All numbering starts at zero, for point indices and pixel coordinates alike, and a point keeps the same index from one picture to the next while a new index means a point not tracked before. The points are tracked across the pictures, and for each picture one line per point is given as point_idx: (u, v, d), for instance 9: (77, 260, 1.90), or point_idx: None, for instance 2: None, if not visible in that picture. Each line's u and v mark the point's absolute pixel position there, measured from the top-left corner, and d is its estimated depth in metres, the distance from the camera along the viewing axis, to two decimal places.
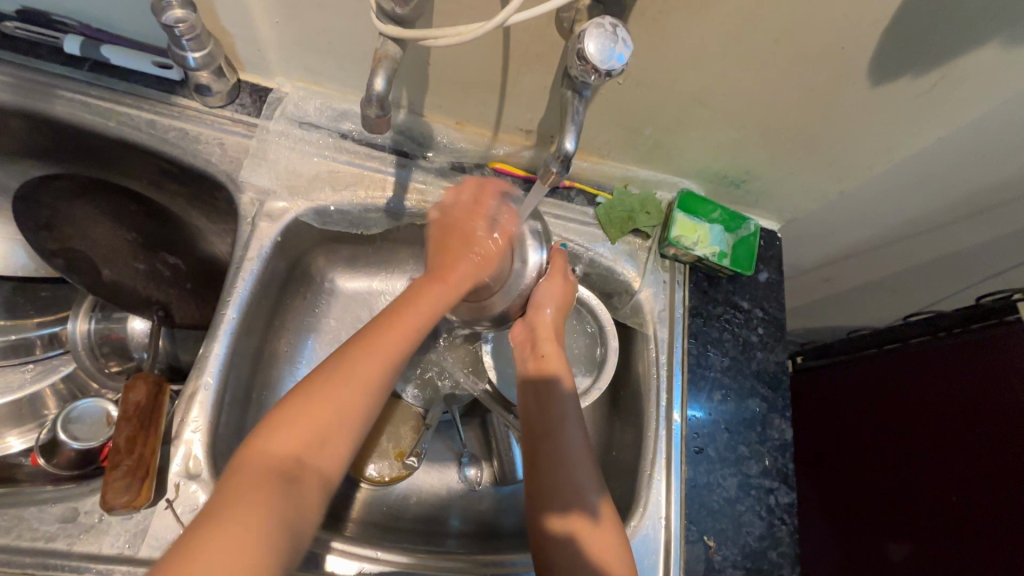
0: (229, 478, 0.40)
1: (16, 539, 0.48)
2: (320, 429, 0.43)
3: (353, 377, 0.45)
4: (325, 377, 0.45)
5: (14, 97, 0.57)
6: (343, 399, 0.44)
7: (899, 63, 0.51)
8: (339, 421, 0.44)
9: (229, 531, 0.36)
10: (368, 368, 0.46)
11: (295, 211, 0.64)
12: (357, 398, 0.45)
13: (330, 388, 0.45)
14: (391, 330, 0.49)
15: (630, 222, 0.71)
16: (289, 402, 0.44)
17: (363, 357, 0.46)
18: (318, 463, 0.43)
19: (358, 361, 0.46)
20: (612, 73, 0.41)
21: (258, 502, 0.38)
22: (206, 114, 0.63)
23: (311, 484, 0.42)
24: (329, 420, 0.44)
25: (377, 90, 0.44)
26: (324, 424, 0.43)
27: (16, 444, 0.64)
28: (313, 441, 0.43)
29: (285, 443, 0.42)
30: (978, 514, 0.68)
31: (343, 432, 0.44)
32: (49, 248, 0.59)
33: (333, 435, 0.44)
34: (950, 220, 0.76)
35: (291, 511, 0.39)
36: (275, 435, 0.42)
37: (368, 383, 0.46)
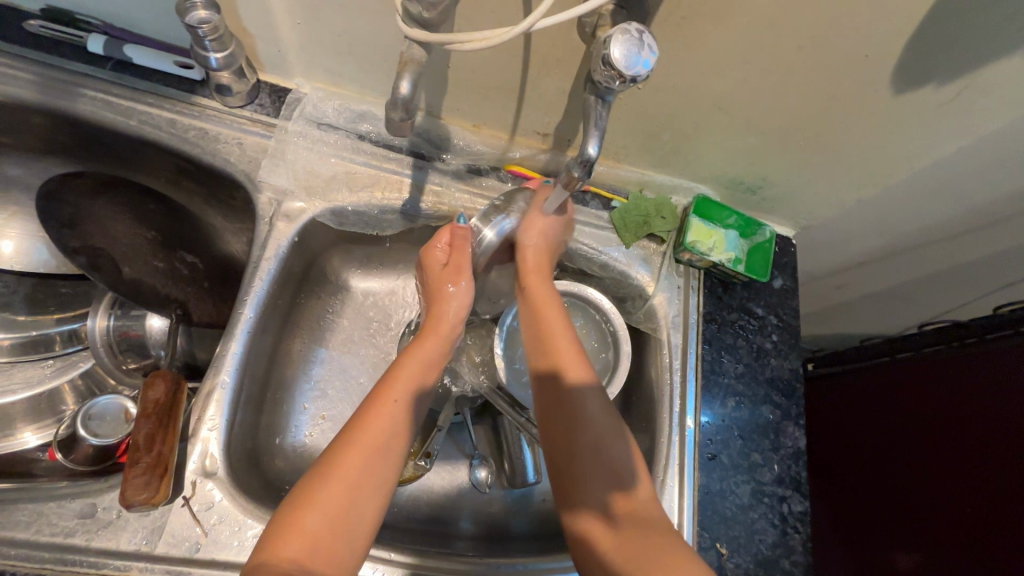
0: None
1: (36, 533, 0.49)
2: (315, 540, 0.45)
3: (338, 479, 0.48)
4: (319, 473, 0.48)
5: (38, 95, 0.58)
6: (334, 506, 0.46)
7: (922, 72, 0.51)
8: (332, 528, 0.46)
9: None
10: (354, 468, 0.48)
11: (312, 212, 0.64)
12: (358, 479, 0.48)
13: (318, 497, 0.47)
14: (379, 404, 0.52)
15: (645, 227, 0.71)
16: (282, 516, 0.46)
17: (347, 459, 0.49)
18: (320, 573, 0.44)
19: (342, 464, 0.48)
20: (637, 79, 0.41)
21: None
22: (225, 113, 0.63)
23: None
24: (323, 530, 0.45)
25: (402, 93, 0.44)
26: (317, 534, 0.45)
27: (32, 440, 0.64)
28: (311, 550, 0.44)
29: (286, 556, 0.43)
30: (989, 525, 0.67)
31: (341, 539, 0.46)
32: (71, 246, 0.59)
33: (329, 543, 0.45)
34: (968, 229, 0.75)
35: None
36: (273, 546, 0.44)
37: (359, 484, 0.48)
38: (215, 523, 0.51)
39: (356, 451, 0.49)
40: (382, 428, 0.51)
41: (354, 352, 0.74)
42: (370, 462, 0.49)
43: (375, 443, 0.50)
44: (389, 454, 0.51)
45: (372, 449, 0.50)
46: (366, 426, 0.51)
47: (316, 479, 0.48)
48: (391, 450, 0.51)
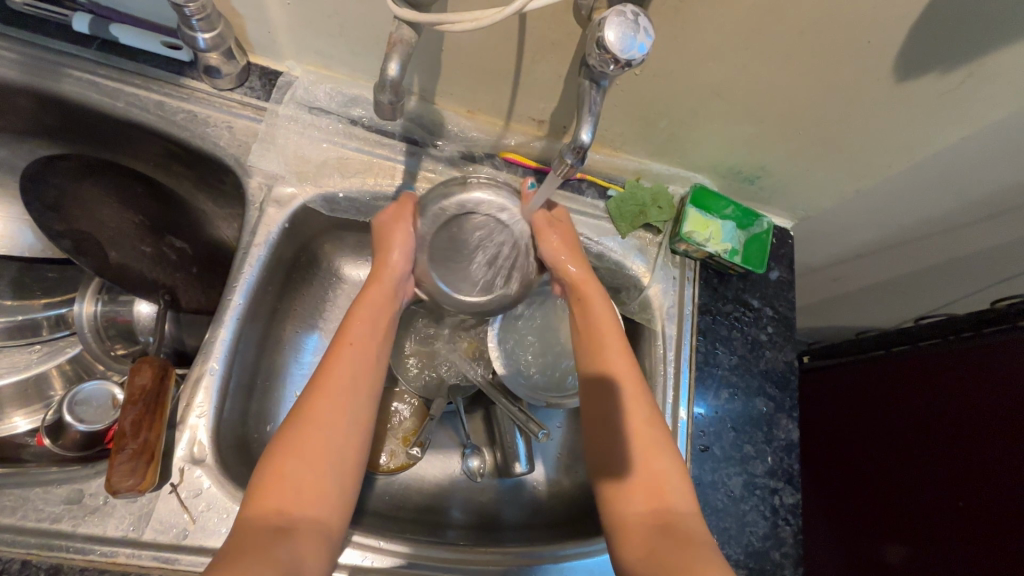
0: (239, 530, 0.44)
1: (21, 519, 0.48)
2: (297, 484, 0.46)
3: (314, 421, 0.49)
4: (296, 417, 0.50)
5: (22, 75, 0.57)
6: (308, 448, 0.48)
7: (925, 60, 0.50)
8: (312, 472, 0.47)
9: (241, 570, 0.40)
10: (326, 413, 0.50)
11: (303, 198, 0.64)
12: (331, 420, 0.50)
13: (298, 445, 0.48)
14: (340, 349, 0.54)
15: (641, 216, 0.70)
16: (264, 467, 0.47)
17: (319, 403, 0.50)
18: (309, 514, 0.46)
19: (315, 409, 0.50)
20: (632, 63, 0.40)
21: (258, 559, 0.41)
22: (215, 96, 0.62)
23: (310, 535, 0.45)
24: (307, 471, 0.47)
25: (390, 75, 0.43)
26: (301, 476, 0.47)
27: (22, 424, 0.64)
28: (297, 495, 0.46)
29: (273, 503, 0.45)
30: (984, 525, 0.66)
31: (326, 479, 0.48)
32: (55, 229, 0.59)
33: (310, 486, 0.47)
34: (966, 222, 0.74)
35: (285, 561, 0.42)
36: (257, 498, 0.45)
37: (331, 426, 0.49)
38: (203, 509, 0.51)
39: (327, 397, 0.50)
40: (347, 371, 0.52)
41: None
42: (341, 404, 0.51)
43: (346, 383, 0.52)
44: (364, 394, 0.52)
45: (341, 392, 0.51)
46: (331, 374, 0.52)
47: (290, 429, 0.49)
48: (360, 388, 0.52)
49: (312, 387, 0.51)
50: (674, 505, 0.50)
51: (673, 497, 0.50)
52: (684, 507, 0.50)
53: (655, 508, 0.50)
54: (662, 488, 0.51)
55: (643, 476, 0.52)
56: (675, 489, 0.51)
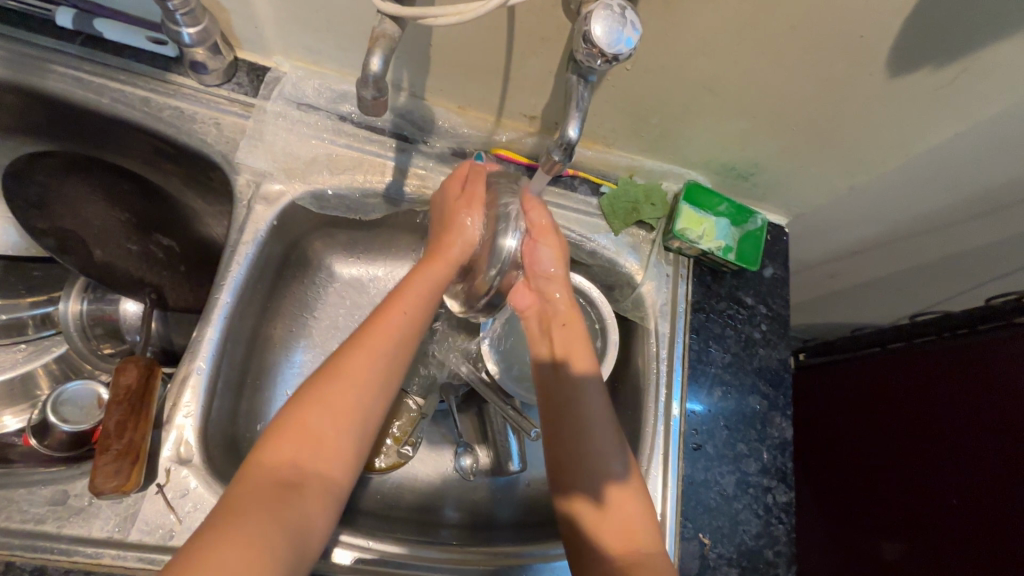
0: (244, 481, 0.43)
1: (5, 520, 0.48)
2: (314, 441, 0.45)
3: (342, 376, 0.48)
4: (324, 372, 0.48)
5: (5, 71, 0.56)
6: (333, 402, 0.47)
7: (919, 54, 0.49)
8: (332, 428, 0.46)
9: (241, 531, 0.38)
10: (358, 370, 0.49)
11: (291, 195, 0.63)
12: (361, 378, 0.49)
13: (321, 403, 0.47)
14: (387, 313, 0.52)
15: (634, 213, 0.69)
16: (285, 419, 0.46)
17: (351, 367, 0.49)
18: (320, 472, 0.45)
19: (348, 372, 0.48)
20: (619, 58, 0.40)
21: (262, 514, 0.40)
22: (202, 92, 0.61)
23: (318, 494, 0.44)
24: (326, 430, 0.46)
25: (373, 70, 0.42)
26: (319, 434, 0.46)
27: (11, 423, 0.64)
28: (311, 447, 0.45)
29: (287, 456, 0.44)
30: (977, 525, 0.66)
31: (342, 444, 0.47)
32: (39, 227, 0.58)
33: (326, 445, 0.46)
34: (961, 218, 0.74)
35: (289, 518, 0.41)
36: (272, 446, 0.44)
37: (361, 385, 0.48)
38: (190, 510, 0.51)
39: (359, 358, 0.49)
40: (388, 341, 0.51)
41: (337, 339, 0.73)
42: (370, 373, 0.49)
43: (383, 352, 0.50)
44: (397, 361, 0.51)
45: (379, 355, 0.50)
46: (368, 336, 0.50)
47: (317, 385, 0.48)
48: (397, 355, 0.51)
49: (352, 346, 0.50)
50: (642, 545, 0.51)
51: (643, 540, 0.51)
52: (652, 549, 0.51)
53: (626, 549, 0.51)
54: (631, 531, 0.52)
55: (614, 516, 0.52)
56: (645, 529, 0.52)
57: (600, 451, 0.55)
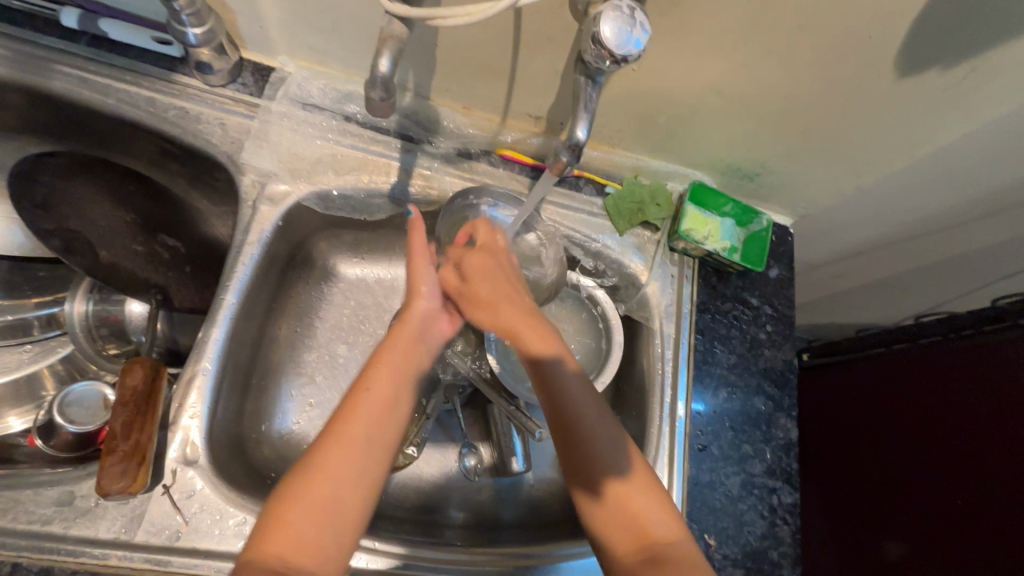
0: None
1: (12, 521, 0.48)
2: (299, 543, 0.43)
3: (329, 470, 0.46)
4: (311, 465, 0.46)
5: (11, 71, 0.56)
6: (321, 500, 0.44)
7: (927, 55, 0.49)
8: (321, 525, 0.44)
9: None
10: (344, 460, 0.46)
11: (296, 195, 0.63)
12: (348, 469, 0.46)
13: (305, 494, 0.44)
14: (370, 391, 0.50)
15: (639, 214, 0.69)
16: (268, 517, 0.44)
17: (326, 457, 0.46)
18: (310, 572, 0.43)
19: (322, 460, 0.46)
20: (629, 59, 0.39)
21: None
22: (207, 92, 0.61)
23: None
24: (308, 527, 0.44)
25: (382, 71, 0.41)
26: (302, 533, 0.43)
27: (15, 424, 0.64)
28: (301, 549, 0.43)
29: (273, 558, 0.42)
30: (984, 527, 0.66)
31: (328, 536, 0.44)
32: (46, 227, 0.59)
33: (317, 540, 0.44)
34: (968, 218, 0.73)
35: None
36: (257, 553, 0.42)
37: (348, 477, 0.46)
38: (197, 511, 0.51)
39: (346, 445, 0.47)
40: (361, 420, 0.49)
41: (342, 340, 0.73)
42: (344, 457, 0.47)
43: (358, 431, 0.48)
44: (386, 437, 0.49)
45: (364, 439, 0.48)
46: (353, 419, 0.48)
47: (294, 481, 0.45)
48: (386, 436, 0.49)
49: (335, 432, 0.48)
50: (657, 532, 0.48)
51: (657, 526, 0.49)
52: (668, 532, 0.49)
53: (641, 540, 0.48)
54: (641, 519, 0.49)
55: (620, 505, 0.50)
56: (657, 516, 0.49)
57: (602, 449, 0.51)
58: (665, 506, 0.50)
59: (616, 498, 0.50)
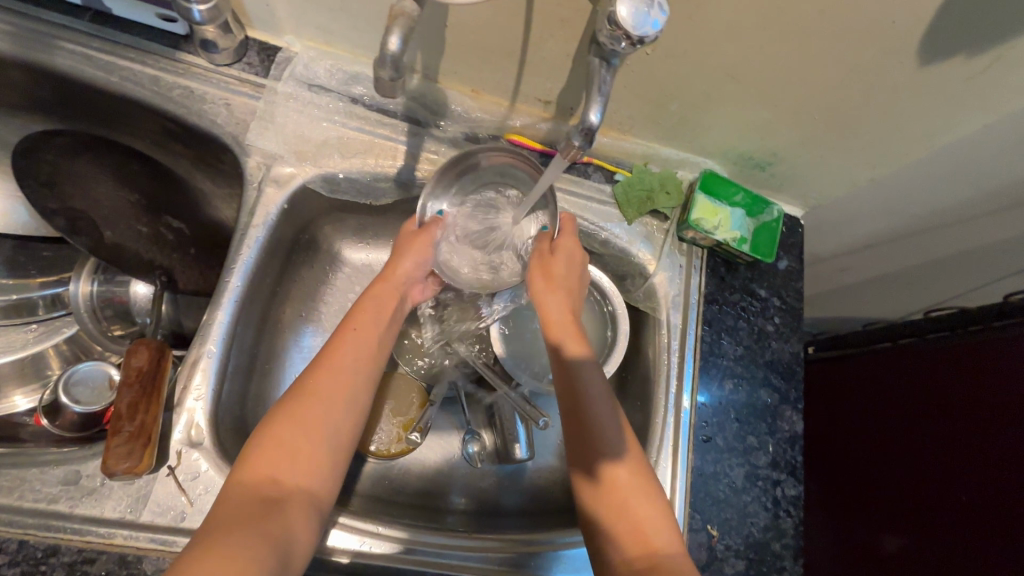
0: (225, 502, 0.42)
1: (18, 499, 0.48)
2: (290, 456, 0.45)
3: (313, 395, 0.48)
4: (296, 392, 0.49)
5: (13, 47, 0.55)
6: (308, 420, 0.47)
7: (951, 42, 0.47)
8: (309, 441, 0.46)
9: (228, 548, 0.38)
10: (327, 386, 0.49)
11: (302, 177, 0.62)
12: (334, 393, 0.49)
13: (293, 413, 0.47)
14: (346, 332, 0.54)
15: (648, 202, 0.68)
16: (258, 437, 0.46)
17: (315, 383, 0.49)
18: (303, 486, 0.45)
19: (315, 387, 0.49)
20: (645, 40, 0.38)
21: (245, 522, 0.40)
22: (212, 72, 0.60)
23: (299, 505, 0.44)
24: (301, 444, 0.46)
25: (391, 50, 0.40)
26: (294, 448, 0.46)
27: (21, 404, 0.64)
28: (292, 463, 0.45)
29: (265, 473, 0.44)
30: (987, 517, 0.66)
31: (322, 453, 0.47)
32: (50, 206, 0.58)
33: (307, 457, 0.46)
34: (983, 213, 0.72)
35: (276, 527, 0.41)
36: (248, 464, 0.44)
37: (332, 401, 0.49)
38: (201, 493, 0.51)
39: (329, 372, 0.50)
40: (350, 354, 0.52)
41: None
42: (334, 384, 0.50)
43: (346, 365, 0.51)
44: (363, 373, 0.52)
45: (343, 370, 0.51)
46: (333, 353, 0.52)
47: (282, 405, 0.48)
48: (362, 374, 0.52)
49: (316, 364, 0.51)
50: (661, 543, 0.48)
51: (661, 536, 0.48)
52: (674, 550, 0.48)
53: (644, 546, 0.48)
54: (643, 527, 0.49)
55: (615, 501, 0.50)
56: (661, 523, 0.49)
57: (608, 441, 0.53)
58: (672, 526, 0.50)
59: (619, 500, 0.50)
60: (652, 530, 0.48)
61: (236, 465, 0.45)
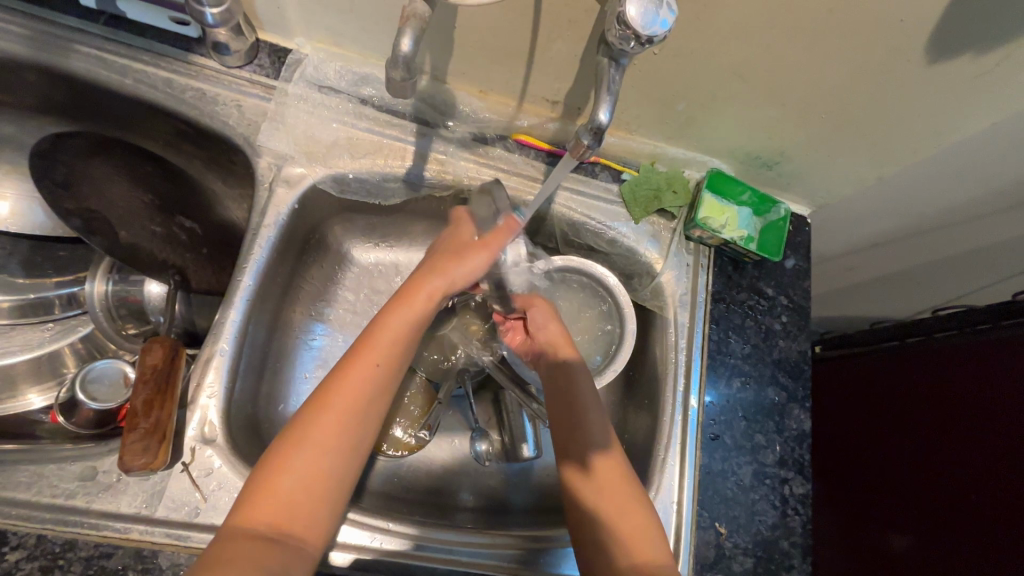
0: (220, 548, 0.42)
1: (36, 494, 0.49)
2: (290, 502, 0.45)
3: (315, 443, 0.47)
4: (298, 439, 0.47)
5: (31, 51, 0.56)
6: (309, 471, 0.46)
7: (959, 40, 0.47)
8: (309, 490, 0.46)
9: None
10: (330, 435, 0.47)
11: (312, 178, 0.63)
12: (336, 443, 0.47)
13: (292, 463, 0.45)
14: (354, 372, 0.50)
15: (656, 201, 0.69)
16: (260, 477, 0.45)
17: (320, 428, 0.47)
18: (300, 534, 0.45)
19: (317, 436, 0.47)
20: (654, 40, 0.39)
21: (244, 571, 0.40)
22: (224, 74, 0.61)
23: (297, 554, 0.44)
24: (301, 494, 0.45)
25: (403, 51, 0.41)
26: (294, 495, 0.45)
27: (37, 401, 0.65)
28: (290, 513, 0.45)
29: (262, 523, 0.43)
30: (993, 515, 0.66)
31: (321, 502, 0.46)
32: (66, 207, 0.59)
33: (306, 508, 0.45)
34: (992, 211, 0.72)
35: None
36: (246, 512, 0.44)
37: (336, 450, 0.47)
38: (214, 489, 0.52)
39: (334, 420, 0.48)
40: (357, 398, 0.49)
41: (356, 325, 0.73)
42: (341, 429, 0.48)
43: (352, 413, 0.49)
44: (371, 417, 0.50)
45: (349, 418, 0.48)
46: (339, 397, 0.49)
47: (287, 445, 0.46)
48: (370, 418, 0.50)
49: (320, 407, 0.48)
50: (651, 554, 0.51)
51: (653, 546, 0.52)
52: (658, 555, 0.51)
53: (636, 556, 0.51)
54: (636, 537, 0.52)
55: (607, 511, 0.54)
56: (650, 536, 0.52)
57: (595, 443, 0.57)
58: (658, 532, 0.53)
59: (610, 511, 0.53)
60: (641, 541, 0.52)
61: (234, 507, 0.44)
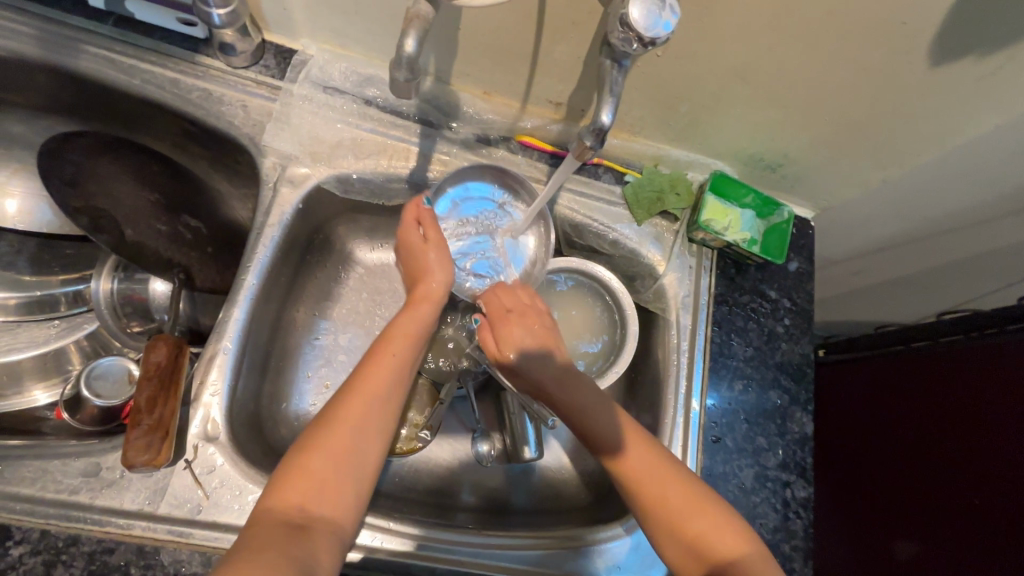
0: (254, 532, 0.42)
1: (40, 489, 0.49)
2: (321, 485, 0.45)
3: (343, 423, 0.48)
4: (324, 424, 0.48)
5: (40, 51, 0.56)
6: (336, 450, 0.47)
7: (965, 41, 0.47)
8: (337, 472, 0.46)
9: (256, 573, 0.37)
10: (356, 416, 0.49)
11: (317, 178, 0.63)
12: (363, 425, 0.49)
13: (320, 444, 0.47)
14: (376, 361, 0.52)
15: (658, 203, 0.69)
16: (292, 464, 0.46)
17: (349, 411, 0.49)
18: (328, 516, 0.45)
19: (343, 417, 0.48)
20: (657, 42, 0.39)
21: (271, 554, 0.39)
22: (230, 74, 0.62)
23: (323, 533, 0.44)
24: (329, 475, 0.46)
25: (407, 51, 0.41)
26: (323, 478, 0.46)
27: (42, 398, 0.66)
28: (317, 494, 0.45)
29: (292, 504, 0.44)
30: (995, 520, 0.65)
31: (347, 481, 0.46)
32: (74, 205, 0.60)
33: (331, 488, 0.45)
34: (997, 215, 0.71)
35: (299, 556, 0.40)
36: (276, 492, 0.45)
37: (361, 431, 0.48)
38: (216, 486, 0.52)
39: (358, 403, 0.49)
40: (382, 381, 0.51)
41: (357, 324, 0.73)
42: (367, 412, 0.49)
43: (374, 398, 0.50)
44: (394, 401, 0.51)
45: (372, 399, 0.50)
46: (363, 382, 0.51)
47: (316, 434, 0.47)
48: (392, 403, 0.51)
49: (345, 392, 0.50)
50: (717, 551, 0.47)
51: (718, 538, 0.48)
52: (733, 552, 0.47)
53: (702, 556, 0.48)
54: (698, 538, 0.48)
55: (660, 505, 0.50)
56: (716, 531, 0.48)
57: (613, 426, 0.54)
58: (728, 520, 0.49)
59: (670, 513, 0.50)
60: (709, 535, 0.48)
61: (267, 491, 0.45)
